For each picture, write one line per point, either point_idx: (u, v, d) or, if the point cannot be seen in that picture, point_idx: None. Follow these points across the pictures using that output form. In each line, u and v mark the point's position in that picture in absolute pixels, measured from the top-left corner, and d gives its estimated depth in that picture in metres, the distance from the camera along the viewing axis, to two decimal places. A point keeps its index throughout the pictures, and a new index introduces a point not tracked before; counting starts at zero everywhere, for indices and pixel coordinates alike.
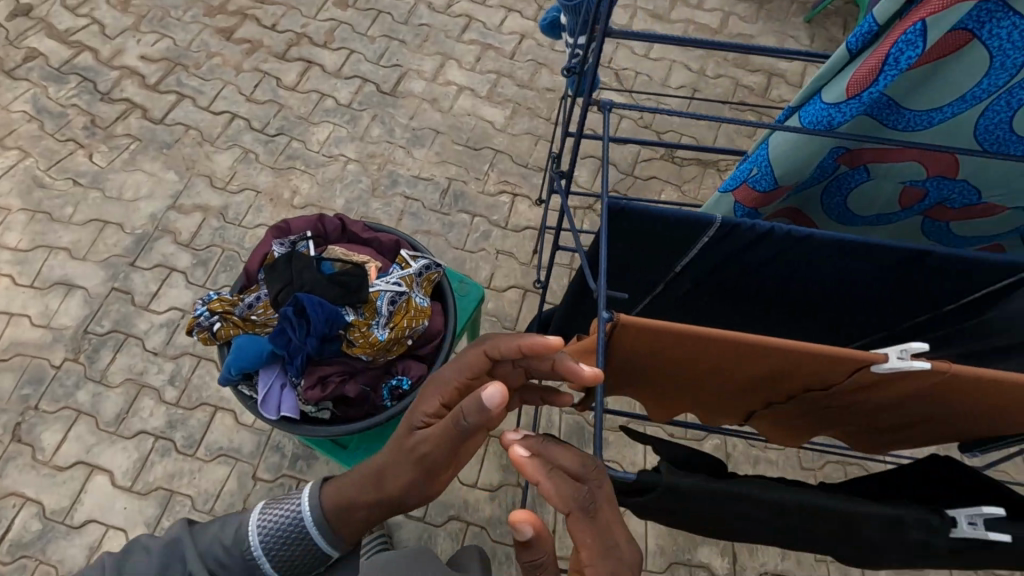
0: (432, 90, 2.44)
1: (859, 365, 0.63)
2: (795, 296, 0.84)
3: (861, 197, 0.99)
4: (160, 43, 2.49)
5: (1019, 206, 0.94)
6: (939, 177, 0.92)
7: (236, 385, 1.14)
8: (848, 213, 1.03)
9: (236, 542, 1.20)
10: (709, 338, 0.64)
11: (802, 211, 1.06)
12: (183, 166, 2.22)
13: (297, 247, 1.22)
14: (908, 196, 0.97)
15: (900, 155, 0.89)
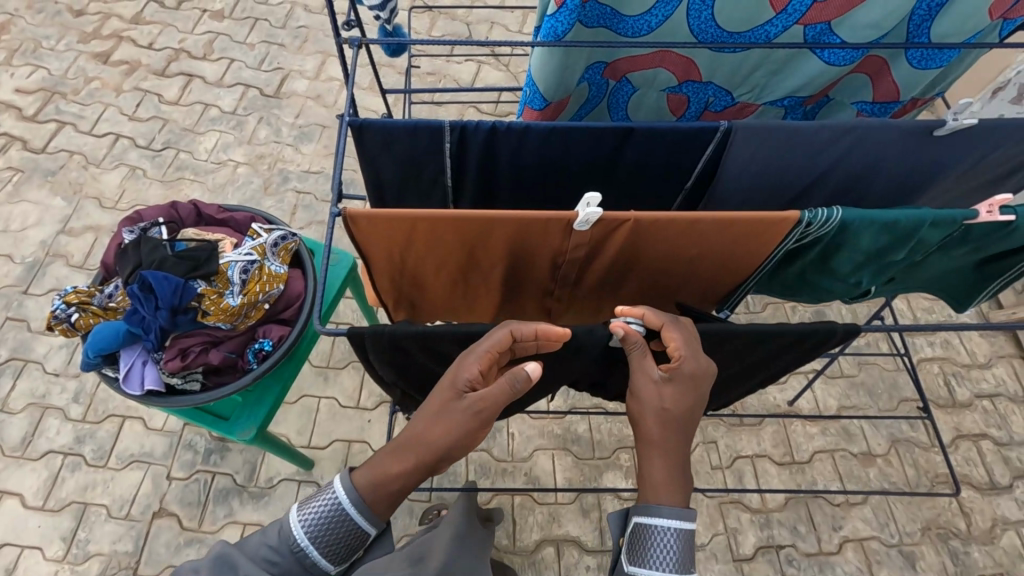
0: (315, 88, 2.50)
1: (564, 224, 0.71)
2: (559, 197, 0.90)
3: (638, 106, 1.11)
4: (34, 74, 2.47)
5: (764, 100, 1.07)
6: (690, 81, 1.04)
7: (101, 368, 1.19)
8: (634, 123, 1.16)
9: (281, 535, 0.80)
10: (432, 222, 0.71)
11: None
12: (70, 191, 2.23)
13: (149, 232, 1.27)
14: (674, 102, 1.09)
15: (648, 61, 1.00)
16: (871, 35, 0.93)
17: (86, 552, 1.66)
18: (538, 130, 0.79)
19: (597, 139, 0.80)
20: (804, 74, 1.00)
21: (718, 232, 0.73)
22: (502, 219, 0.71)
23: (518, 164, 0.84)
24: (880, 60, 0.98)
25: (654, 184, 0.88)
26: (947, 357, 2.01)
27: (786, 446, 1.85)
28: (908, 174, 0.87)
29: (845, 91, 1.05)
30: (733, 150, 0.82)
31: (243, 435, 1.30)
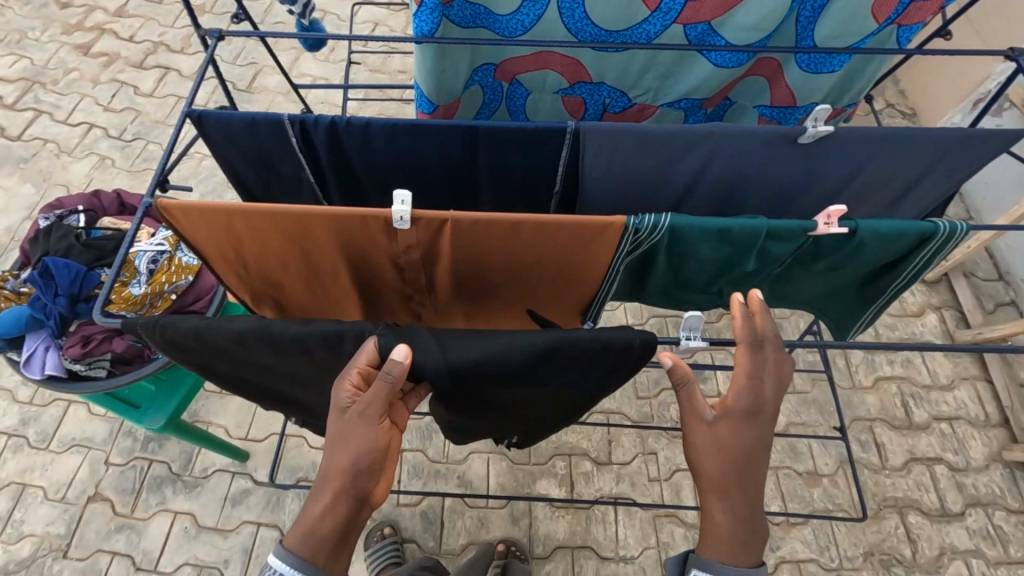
0: (286, 84, 2.52)
1: (382, 223, 0.69)
2: (424, 199, 0.88)
3: (537, 111, 1.08)
4: (17, 64, 2.54)
5: (662, 102, 1.03)
6: (582, 83, 1.01)
7: (7, 352, 1.20)
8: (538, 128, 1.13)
9: None
10: (248, 216, 0.69)
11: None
12: (40, 178, 2.28)
13: (65, 219, 1.29)
14: (572, 106, 1.06)
15: (535, 63, 0.97)
16: (755, 39, 0.90)
17: (19, 532, 1.69)
18: (382, 127, 0.77)
19: (442, 139, 0.78)
20: (696, 76, 0.96)
21: (547, 237, 0.70)
22: (319, 215, 0.69)
23: (372, 162, 0.82)
24: (773, 61, 0.95)
25: (519, 190, 0.85)
26: (906, 377, 1.94)
27: None
28: (778, 187, 0.83)
29: (745, 93, 1.02)
30: (587, 154, 0.78)
31: (151, 425, 1.32)
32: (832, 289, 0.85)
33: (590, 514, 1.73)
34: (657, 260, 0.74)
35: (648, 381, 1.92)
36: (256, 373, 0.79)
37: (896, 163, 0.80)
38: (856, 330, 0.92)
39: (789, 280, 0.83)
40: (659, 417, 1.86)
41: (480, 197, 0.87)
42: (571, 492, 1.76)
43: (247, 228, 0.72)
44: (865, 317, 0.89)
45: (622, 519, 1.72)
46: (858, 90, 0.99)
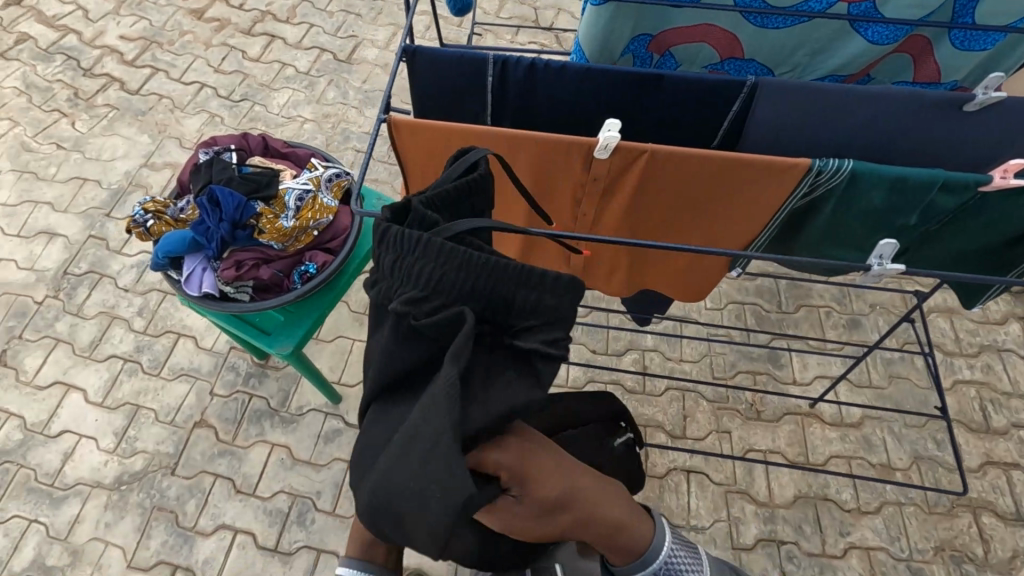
0: (384, 57, 2.64)
1: (585, 149, 0.77)
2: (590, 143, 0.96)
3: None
4: (138, 24, 2.72)
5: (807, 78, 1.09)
6: (732, 59, 1.07)
7: (167, 271, 1.33)
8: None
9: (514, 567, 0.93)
10: (468, 136, 0.78)
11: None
12: (156, 130, 2.44)
13: (221, 155, 1.41)
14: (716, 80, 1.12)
15: (693, 34, 1.04)
16: (915, 15, 0.94)
17: (133, 448, 1.83)
18: (572, 71, 0.85)
19: (625, 87, 0.86)
20: (847, 53, 1.02)
21: (729, 174, 0.78)
22: (527, 139, 0.78)
23: (553, 107, 0.90)
24: (924, 39, 1.00)
25: (683, 138, 0.93)
26: (986, 383, 1.94)
27: (801, 446, 1.84)
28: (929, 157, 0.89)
29: (886, 70, 1.07)
30: (758, 108, 0.85)
31: (280, 350, 1.42)
32: (966, 258, 0.90)
33: (663, 483, 1.78)
34: (825, 207, 0.79)
35: (725, 363, 1.97)
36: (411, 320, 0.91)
37: None
38: (986, 297, 0.97)
39: (931, 244, 0.88)
40: (734, 398, 1.90)
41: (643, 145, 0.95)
42: (646, 461, 1.81)
43: (458, 151, 0.81)
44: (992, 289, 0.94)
45: (694, 491, 1.78)
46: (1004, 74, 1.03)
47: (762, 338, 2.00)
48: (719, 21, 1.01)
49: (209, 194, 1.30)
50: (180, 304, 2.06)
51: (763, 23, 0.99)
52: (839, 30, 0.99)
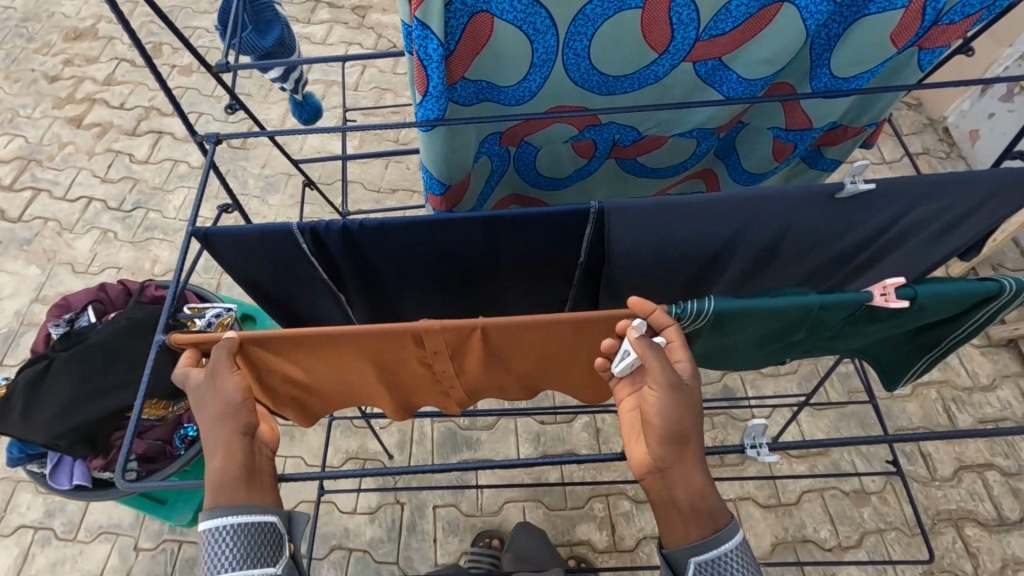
0: (281, 136, 2.50)
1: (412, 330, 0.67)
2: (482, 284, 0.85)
3: (547, 162, 1.04)
4: (13, 144, 2.54)
5: (675, 132, 0.99)
6: (591, 127, 0.96)
7: (25, 463, 1.17)
8: (549, 179, 1.09)
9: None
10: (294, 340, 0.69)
11: (523, 193, 1.13)
12: (45, 259, 2.26)
13: (77, 324, 1.27)
14: (583, 149, 1.02)
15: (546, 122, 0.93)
16: (773, 122, 0.99)
17: None
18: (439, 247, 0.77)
19: (523, 241, 0.77)
20: (705, 110, 0.93)
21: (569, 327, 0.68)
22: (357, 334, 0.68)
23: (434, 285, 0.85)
24: (789, 85, 0.92)
25: (564, 278, 0.85)
26: (946, 381, 1.86)
27: (771, 487, 1.74)
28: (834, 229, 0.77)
29: (759, 115, 0.99)
30: (615, 231, 0.74)
31: (179, 521, 1.32)
32: (873, 344, 0.78)
33: (635, 557, 1.67)
34: (698, 339, 0.70)
35: None
36: (82, 380, 1.15)
37: (934, 210, 0.75)
38: (907, 380, 0.83)
39: (844, 341, 0.75)
40: None
41: (554, 273, 0.84)
42: (613, 536, 1.70)
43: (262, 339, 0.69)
44: (914, 369, 0.81)
45: None
46: (876, 114, 0.96)
47: (714, 376, 1.90)
48: (564, 100, 0.89)
49: (42, 371, 1.16)
50: None
51: (611, 92, 0.88)
52: (692, 87, 0.89)
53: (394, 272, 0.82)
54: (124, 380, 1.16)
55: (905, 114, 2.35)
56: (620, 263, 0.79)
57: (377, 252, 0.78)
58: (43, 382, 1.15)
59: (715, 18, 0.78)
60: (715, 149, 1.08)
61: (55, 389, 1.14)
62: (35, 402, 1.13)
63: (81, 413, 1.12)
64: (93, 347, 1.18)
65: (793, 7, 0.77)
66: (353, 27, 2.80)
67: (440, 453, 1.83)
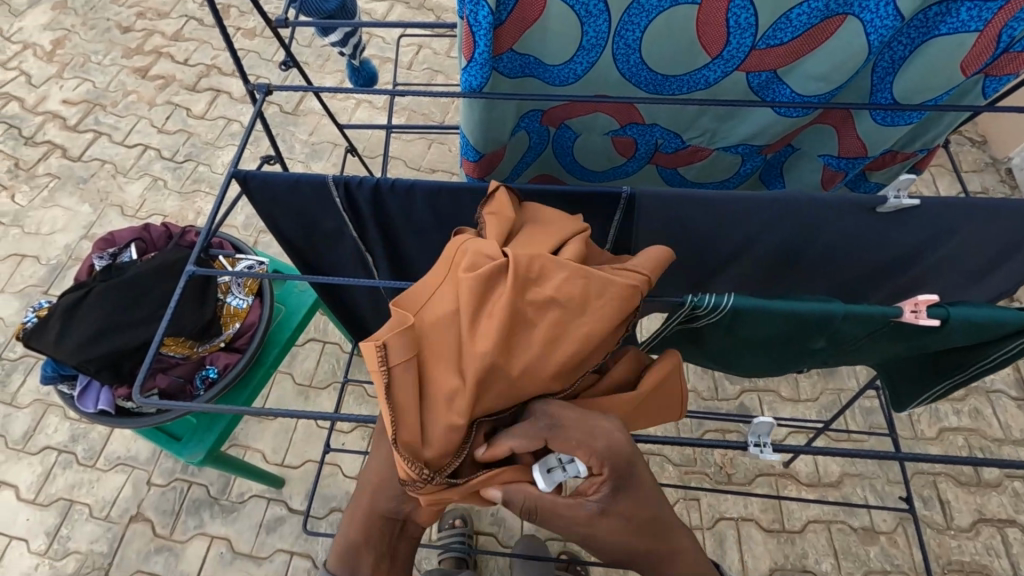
0: (331, 106, 2.55)
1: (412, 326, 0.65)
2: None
3: (585, 152, 1.04)
4: (81, 87, 2.66)
5: (719, 145, 0.98)
6: (633, 124, 0.96)
7: (56, 384, 1.24)
8: (585, 170, 1.09)
9: None
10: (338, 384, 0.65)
11: (556, 176, 1.13)
12: (98, 199, 2.37)
13: (119, 258, 1.33)
14: (623, 146, 1.01)
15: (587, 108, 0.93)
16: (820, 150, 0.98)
17: (65, 549, 1.73)
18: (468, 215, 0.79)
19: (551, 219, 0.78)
20: (754, 121, 0.91)
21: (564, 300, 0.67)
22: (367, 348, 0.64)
23: None
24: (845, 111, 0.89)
25: None
26: (975, 430, 1.79)
27: (775, 512, 1.70)
28: (866, 244, 0.75)
29: (810, 141, 0.97)
30: (640, 219, 0.75)
31: (191, 458, 1.32)
32: (891, 359, 0.75)
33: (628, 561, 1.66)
34: (710, 330, 0.69)
35: (690, 422, 1.84)
36: (111, 311, 1.19)
37: (978, 237, 0.72)
38: (918, 403, 0.81)
39: (860, 354, 0.74)
40: (702, 461, 1.77)
41: None
42: None
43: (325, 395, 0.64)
44: (925, 395, 0.79)
45: None
46: (931, 138, 0.93)
47: (731, 393, 1.88)
48: (608, 89, 0.89)
49: (77, 298, 1.21)
50: None
51: (658, 91, 0.88)
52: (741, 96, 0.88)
53: (421, 236, 0.84)
54: (150, 318, 1.20)
55: (968, 151, 2.25)
56: (645, 248, 0.79)
57: (406, 212, 0.80)
58: (77, 307, 1.20)
59: (774, 26, 0.76)
60: (761, 171, 1.05)
61: (86, 316, 1.19)
62: (65, 326, 1.18)
63: (106, 343, 1.17)
64: (128, 281, 1.22)
65: (858, 22, 0.74)
66: (414, 7, 2.83)
67: None
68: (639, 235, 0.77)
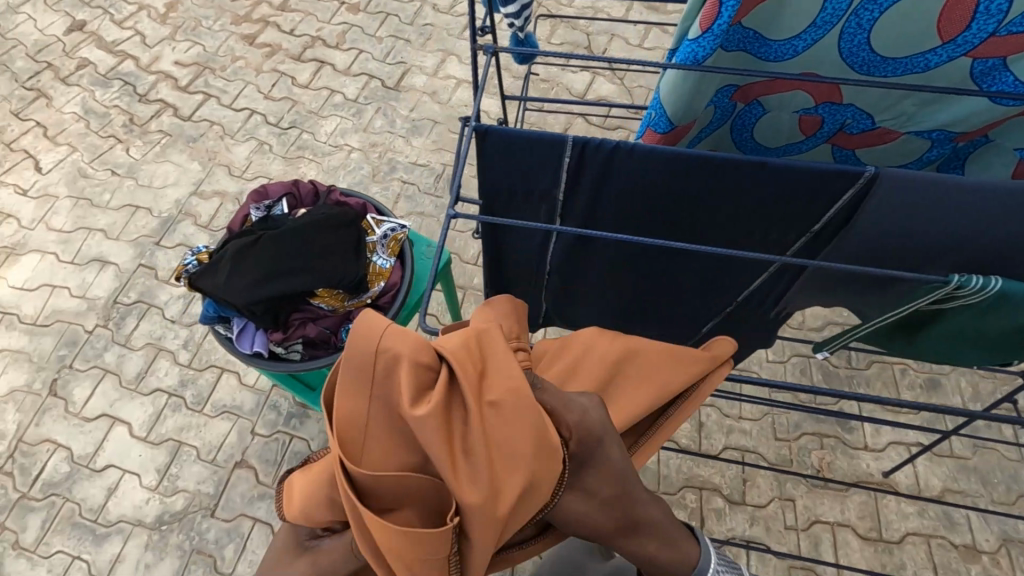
0: (432, 85, 2.59)
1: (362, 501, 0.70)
2: (696, 224, 0.89)
3: (766, 129, 1.05)
4: (192, 50, 2.75)
5: (910, 130, 0.97)
6: (828, 103, 0.97)
7: (214, 325, 1.30)
8: (758, 146, 1.10)
9: None
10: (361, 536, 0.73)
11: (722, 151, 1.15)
12: (207, 158, 2.45)
13: (272, 211, 1.38)
14: (807, 124, 1.02)
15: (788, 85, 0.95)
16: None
17: (175, 487, 1.81)
18: (686, 186, 0.82)
19: (769, 196, 0.81)
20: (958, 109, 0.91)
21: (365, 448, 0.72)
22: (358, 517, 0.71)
23: (658, 220, 0.90)
24: None
25: (783, 238, 0.88)
26: None
27: (873, 520, 1.69)
28: None
29: (1008, 134, 0.94)
30: (870, 202, 0.77)
31: None
32: None
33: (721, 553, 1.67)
34: (960, 311, 0.80)
35: (788, 423, 1.83)
36: (272, 259, 1.24)
37: None
38: None
39: None
40: (799, 463, 1.77)
41: (780, 230, 0.87)
42: (701, 527, 1.70)
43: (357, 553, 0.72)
44: None
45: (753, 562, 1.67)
46: None
47: (830, 399, 1.86)
48: (819, 70, 0.89)
49: (241, 243, 1.26)
50: None
51: (870, 73, 0.88)
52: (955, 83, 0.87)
53: (625, 206, 0.87)
54: (307, 270, 1.24)
55: None
56: (862, 229, 0.82)
57: (622, 181, 0.83)
58: (242, 252, 1.25)
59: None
60: (941, 160, 1.04)
61: (250, 262, 1.24)
62: (231, 269, 1.24)
63: (265, 289, 1.22)
64: (289, 232, 1.27)
65: None
66: None
67: None
68: (864, 214, 0.79)
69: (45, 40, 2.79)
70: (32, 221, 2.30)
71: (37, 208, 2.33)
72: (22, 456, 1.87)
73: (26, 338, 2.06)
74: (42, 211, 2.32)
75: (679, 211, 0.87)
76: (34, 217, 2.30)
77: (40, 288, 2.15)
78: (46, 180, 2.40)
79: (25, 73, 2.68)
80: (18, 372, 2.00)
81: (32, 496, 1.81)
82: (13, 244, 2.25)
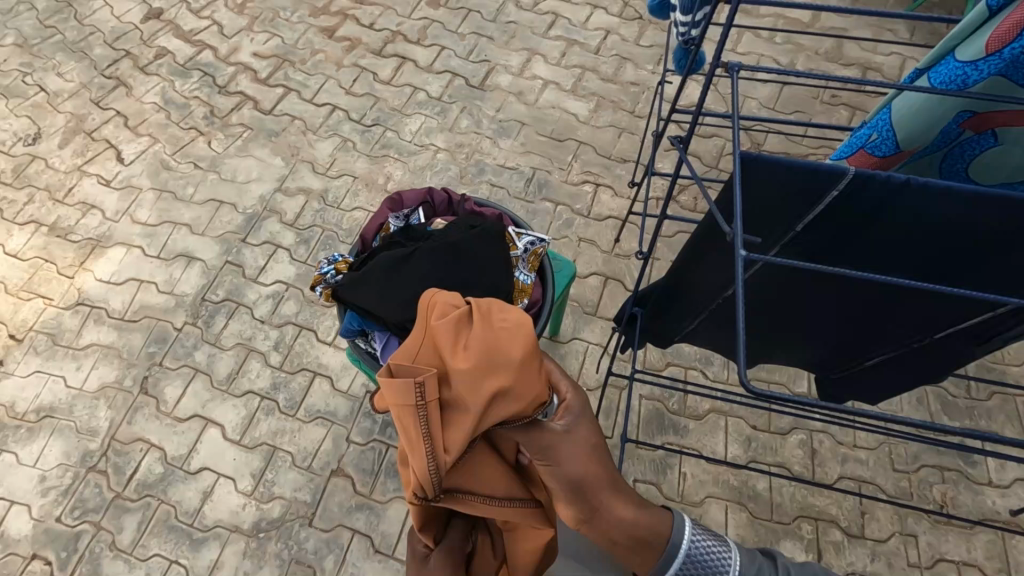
0: (518, 84, 2.52)
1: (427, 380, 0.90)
2: (941, 255, 0.87)
3: (987, 164, 0.98)
4: (271, 42, 2.70)
5: None
6: None
7: (354, 339, 1.26)
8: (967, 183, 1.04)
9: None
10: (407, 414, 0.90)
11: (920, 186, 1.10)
12: (289, 153, 2.40)
13: (411, 221, 1.33)
14: None
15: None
16: None
17: (271, 493, 1.78)
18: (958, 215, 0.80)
19: None
20: None
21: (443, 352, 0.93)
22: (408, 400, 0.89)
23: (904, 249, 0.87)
24: None
25: None
26: None
27: (1003, 562, 1.61)
28: None
29: None
30: None
31: None
32: None
33: None
34: None
35: (907, 454, 1.76)
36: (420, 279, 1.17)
37: None
38: None
39: None
40: (920, 497, 1.70)
41: None
42: (819, 561, 1.63)
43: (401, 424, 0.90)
44: None
45: None
46: None
47: (950, 430, 1.78)
48: None
49: (385, 262, 1.20)
50: (315, 341, 1.99)
51: None
52: None
53: (878, 232, 0.85)
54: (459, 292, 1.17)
55: None
56: None
57: (885, 207, 0.81)
58: (387, 271, 1.19)
59: None
60: None
61: (398, 283, 1.18)
62: (379, 289, 1.18)
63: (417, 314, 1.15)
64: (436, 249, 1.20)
65: None
66: None
67: (648, 428, 1.82)
68: None
69: (122, 27, 2.75)
70: (117, 212, 2.26)
71: (120, 199, 2.29)
72: (115, 454, 1.84)
73: (115, 333, 2.03)
74: (126, 203, 2.29)
75: (934, 241, 0.85)
76: (118, 209, 2.27)
77: (127, 282, 2.12)
78: (129, 171, 2.36)
79: (104, 61, 2.65)
80: (108, 368, 1.97)
81: (127, 496, 1.78)
82: (98, 236, 2.22)
